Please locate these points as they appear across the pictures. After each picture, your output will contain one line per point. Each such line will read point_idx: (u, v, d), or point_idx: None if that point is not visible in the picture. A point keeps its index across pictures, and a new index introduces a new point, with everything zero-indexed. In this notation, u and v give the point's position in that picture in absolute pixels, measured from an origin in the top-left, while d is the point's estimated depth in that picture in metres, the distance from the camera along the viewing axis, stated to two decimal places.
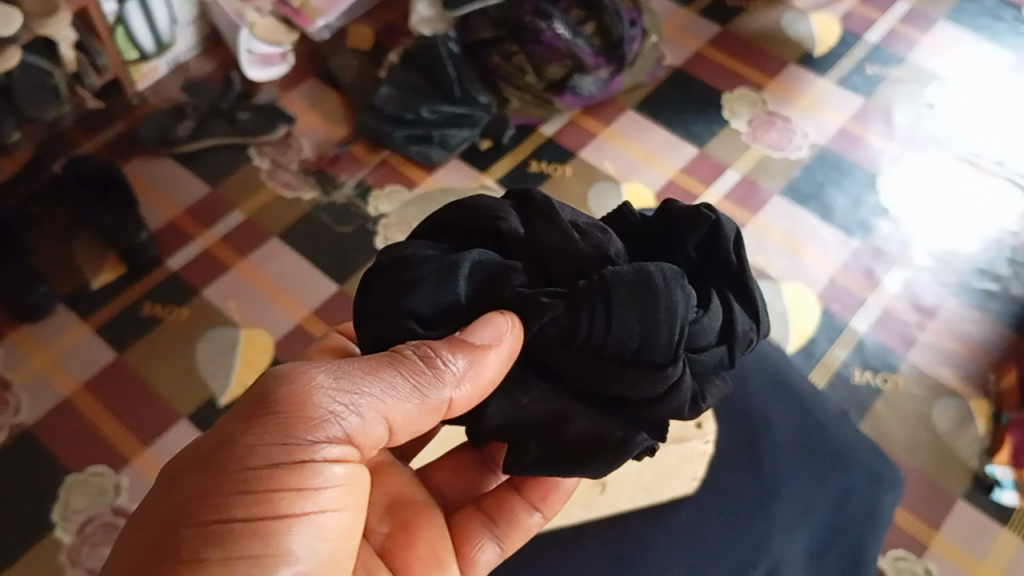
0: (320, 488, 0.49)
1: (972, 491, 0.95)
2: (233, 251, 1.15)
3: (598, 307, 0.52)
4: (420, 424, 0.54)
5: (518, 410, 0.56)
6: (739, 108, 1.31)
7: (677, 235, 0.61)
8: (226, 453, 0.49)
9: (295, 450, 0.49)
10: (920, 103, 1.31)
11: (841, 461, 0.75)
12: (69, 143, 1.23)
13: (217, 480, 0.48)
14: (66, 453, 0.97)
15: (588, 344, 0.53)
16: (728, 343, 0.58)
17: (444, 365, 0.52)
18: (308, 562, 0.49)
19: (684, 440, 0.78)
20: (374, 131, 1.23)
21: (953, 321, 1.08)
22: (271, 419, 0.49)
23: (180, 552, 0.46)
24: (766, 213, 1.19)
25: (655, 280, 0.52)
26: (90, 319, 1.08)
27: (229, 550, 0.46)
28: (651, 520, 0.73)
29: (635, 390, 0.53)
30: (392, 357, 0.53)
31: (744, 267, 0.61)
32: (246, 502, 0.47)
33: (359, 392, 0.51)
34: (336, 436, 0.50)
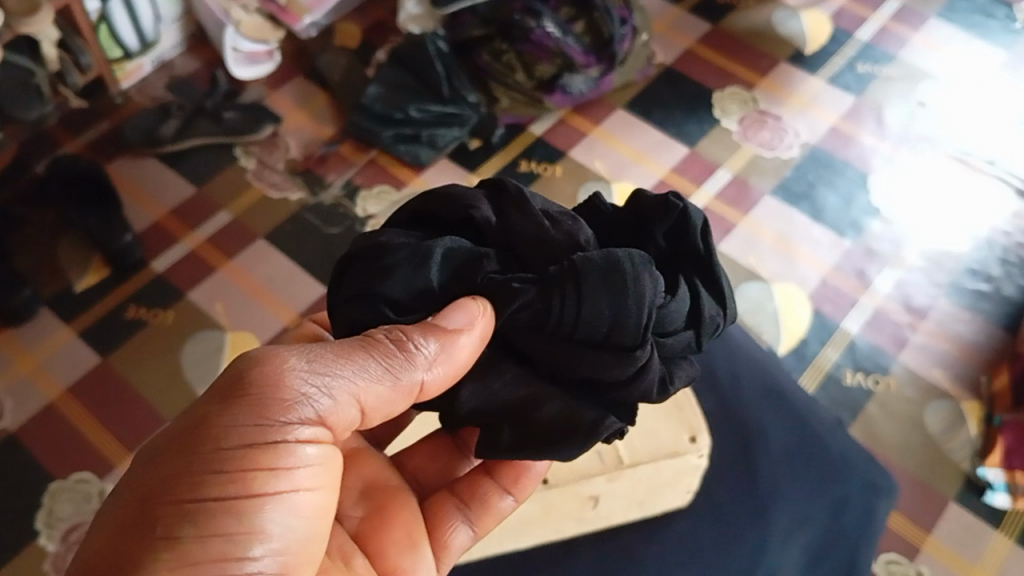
0: (294, 468, 0.49)
1: (965, 494, 0.95)
2: (220, 253, 1.13)
3: (568, 292, 0.51)
4: (393, 407, 0.53)
5: (491, 394, 0.55)
6: (730, 107, 1.30)
7: (646, 223, 0.60)
8: (202, 432, 0.48)
9: (268, 431, 0.48)
10: (911, 101, 1.30)
11: (836, 471, 0.75)
12: (52, 143, 1.21)
13: (192, 460, 0.47)
14: (50, 459, 0.96)
15: (560, 329, 0.52)
16: (696, 329, 0.58)
17: (416, 348, 0.51)
18: (282, 539, 0.48)
19: (678, 454, 0.74)
20: (363, 131, 1.22)
21: (945, 322, 1.08)
22: (245, 400, 0.48)
23: (158, 529, 0.46)
24: (757, 214, 1.18)
25: (624, 265, 0.51)
26: (74, 323, 1.06)
27: (204, 528, 0.46)
28: (644, 533, 0.73)
29: (604, 372, 0.53)
30: (363, 340, 0.51)
31: (713, 254, 0.60)
32: (221, 480, 0.47)
33: (332, 374, 0.50)
34: (308, 418, 0.49)
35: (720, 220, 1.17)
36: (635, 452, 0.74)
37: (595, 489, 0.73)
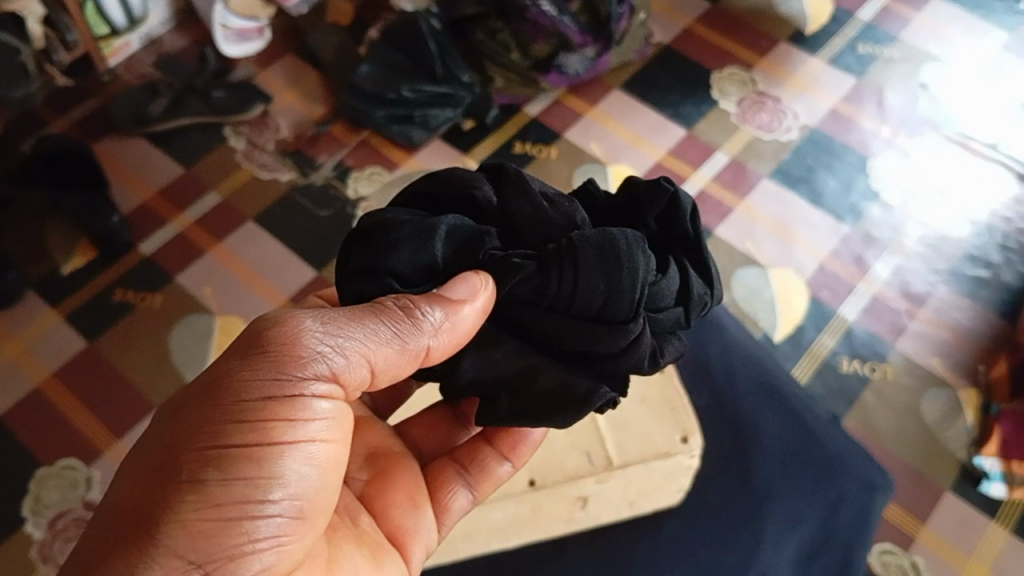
0: (310, 420, 0.48)
1: (961, 484, 0.94)
2: (209, 236, 1.11)
3: (566, 267, 0.50)
4: (399, 370, 0.52)
5: (492, 366, 0.53)
6: (729, 88, 1.28)
7: (636, 207, 0.59)
8: (223, 384, 0.47)
9: (285, 385, 0.47)
10: (914, 83, 1.28)
11: (831, 471, 0.73)
12: (39, 122, 1.19)
13: (214, 409, 0.47)
14: (37, 444, 0.95)
15: (557, 304, 0.51)
16: (685, 305, 0.56)
17: (423, 315, 0.50)
18: (300, 487, 0.48)
19: (670, 456, 0.70)
20: (355, 111, 1.20)
21: (944, 309, 1.06)
22: (263, 355, 0.48)
23: (182, 474, 0.45)
24: (755, 198, 1.16)
25: (619, 242, 0.51)
26: (60, 306, 1.04)
27: (225, 472, 0.45)
28: (635, 534, 0.71)
29: (598, 346, 0.51)
30: (373, 306, 0.50)
31: (702, 238, 0.59)
32: (242, 429, 0.46)
33: (345, 334, 0.49)
34: (323, 375, 0.48)
35: (717, 204, 1.15)
36: (625, 451, 0.71)
37: (584, 490, 0.70)
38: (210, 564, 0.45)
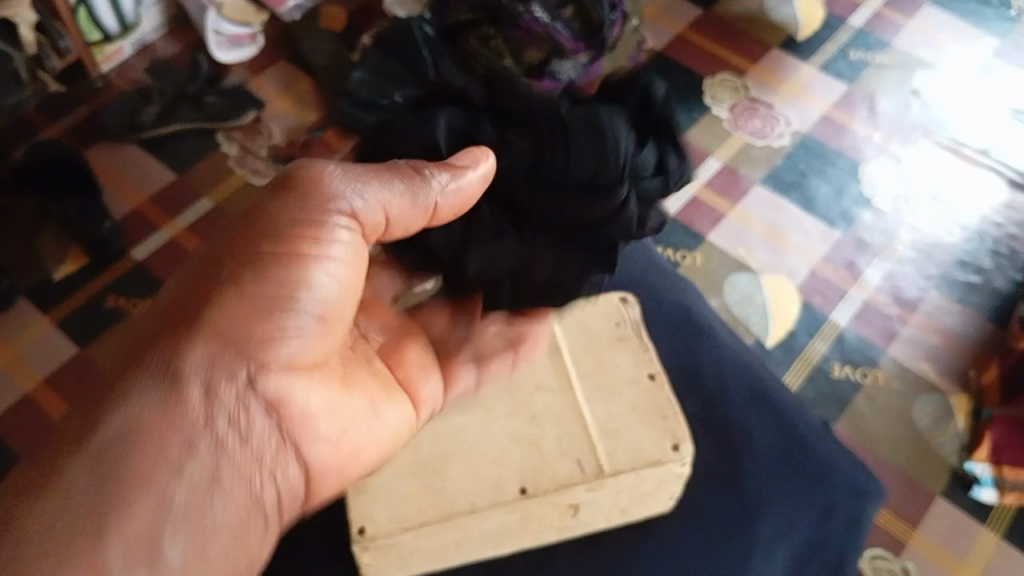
0: (332, 245, 0.57)
1: (952, 489, 0.94)
2: (201, 242, 1.11)
3: (558, 147, 0.57)
4: (411, 222, 0.57)
5: (495, 263, 0.60)
6: (721, 94, 1.28)
7: (615, 99, 0.67)
8: (265, 214, 0.57)
9: (315, 212, 0.56)
10: (905, 89, 1.29)
11: (823, 475, 0.70)
12: (31, 129, 1.19)
13: (254, 231, 0.56)
14: (28, 451, 0.94)
15: (552, 176, 0.58)
16: (663, 176, 0.65)
17: (431, 176, 0.55)
18: (324, 296, 0.57)
19: (660, 464, 0.63)
20: (348, 118, 1.20)
21: (935, 314, 1.07)
22: (293, 192, 0.57)
23: (224, 278, 0.55)
24: (747, 204, 1.16)
25: (602, 122, 0.58)
26: (52, 313, 1.04)
27: (258, 273, 0.55)
28: (625, 546, 0.67)
29: (591, 213, 0.58)
30: (388, 167, 0.57)
31: (675, 120, 0.66)
32: (275, 244, 0.56)
33: (362, 185, 0.56)
34: (345, 212, 0.56)
35: (709, 209, 1.16)
36: (615, 457, 0.63)
37: (575, 499, 0.63)
38: (244, 351, 0.54)
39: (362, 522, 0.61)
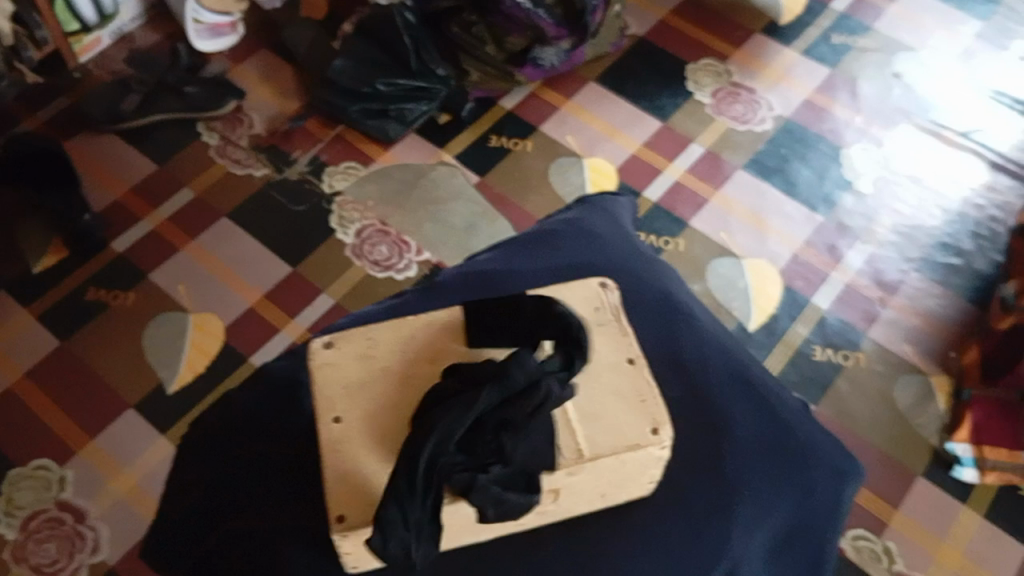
0: None
1: (933, 470, 0.95)
2: (182, 232, 1.10)
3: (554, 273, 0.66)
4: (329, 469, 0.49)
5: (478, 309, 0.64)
6: (703, 79, 1.28)
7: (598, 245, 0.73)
8: None
9: None
10: (887, 73, 1.29)
11: (804, 461, 0.61)
12: (9, 120, 1.18)
13: None
14: (10, 445, 0.94)
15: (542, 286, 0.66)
16: None
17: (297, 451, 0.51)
18: None
19: (637, 448, 0.49)
20: (329, 106, 1.20)
21: (917, 297, 1.07)
22: None
23: None
24: (729, 189, 1.17)
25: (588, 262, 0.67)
26: (32, 306, 1.04)
27: None
28: (600, 533, 0.55)
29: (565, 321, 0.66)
30: None
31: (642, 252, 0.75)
32: None
33: None
34: None
35: (692, 194, 1.16)
36: (594, 437, 0.50)
37: (554, 484, 0.50)
38: None
39: (339, 508, 0.47)
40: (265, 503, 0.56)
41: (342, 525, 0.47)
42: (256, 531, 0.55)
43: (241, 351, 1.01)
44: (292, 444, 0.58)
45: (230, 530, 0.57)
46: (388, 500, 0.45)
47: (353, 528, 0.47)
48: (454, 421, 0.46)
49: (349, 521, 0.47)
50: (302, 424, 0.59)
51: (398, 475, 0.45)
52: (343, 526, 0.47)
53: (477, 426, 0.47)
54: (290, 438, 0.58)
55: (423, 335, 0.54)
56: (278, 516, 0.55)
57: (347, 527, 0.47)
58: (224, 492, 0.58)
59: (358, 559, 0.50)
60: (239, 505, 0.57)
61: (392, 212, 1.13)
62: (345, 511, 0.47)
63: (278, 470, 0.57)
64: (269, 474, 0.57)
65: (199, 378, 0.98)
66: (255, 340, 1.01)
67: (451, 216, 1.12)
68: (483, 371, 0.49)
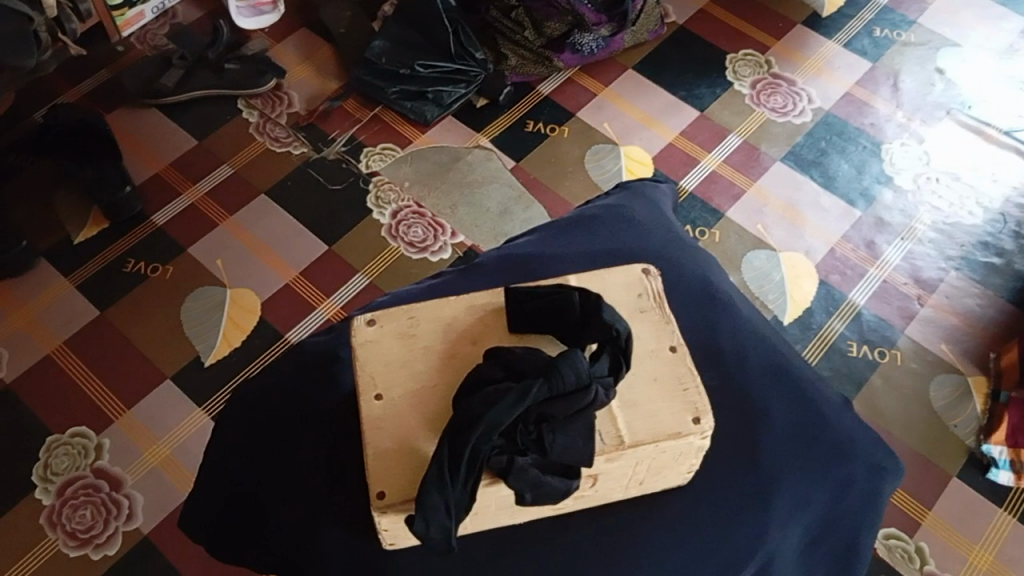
0: None
1: (967, 470, 0.94)
2: (220, 208, 1.11)
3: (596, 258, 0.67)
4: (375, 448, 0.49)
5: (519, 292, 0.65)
6: (743, 70, 1.27)
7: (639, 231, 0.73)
8: None
9: None
10: (929, 68, 1.27)
11: (843, 454, 0.61)
12: (52, 92, 1.19)
13: None
14: (48, 411, 0.95)
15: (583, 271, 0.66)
16: None
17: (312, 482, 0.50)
18: None
19: (680, 437, 0.49)
20: (368, 86, 1.21)
21: (954, 296, 1.06)
22: None
23: None
24: (766, 181, 1.16)
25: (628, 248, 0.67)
26: (71, 276, 1.05)
27: None
28: (637, 520, 0.55)
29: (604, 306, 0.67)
30: None
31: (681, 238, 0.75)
32: None
33: None
34: None
35: (729, 185, 1.15)
36: (634, 423, 0.49)
37: (592, 469, 0.50)
38: None
39: (378, 485, 0.48)
40: (304, 476, 0.56)
41: (381, 502, 0.47)
42: (295, 503, 0.56)
43: (277, 327, 1.02)
44: (331, 419, 0.58)
45: (269, 503, 0.57)
46: (428, 481, 0.45)
47: (392, 506, 0.47)
48: (503, 412, 0.45)
49: (388, 499, 0.47)
50: (339, 399, 0.59)
51: (440, 457, 0.45)
52: (382, 503, 0.47)
53: (520, 418, 0.47)
54: (330, 413, 0.58)
55: (464, 316, 0.54)
56: (317, 490, 0.56)
57: (386, 505, 0.47)
58: (262, 463, 0.59)
59: (396, 536, 0.51)
60: (278, 478, 0.57)
61: (427, 193, 1.13)
62: (385, 488, 0.47)
63: (318, 445, 0.57)
64: (309, 448, 0.57)
65: (235, 353, 0.99)
66: (291, 318, 1.02)
67: (486, 200, 1.13)
68: (530, 364, 0.48)
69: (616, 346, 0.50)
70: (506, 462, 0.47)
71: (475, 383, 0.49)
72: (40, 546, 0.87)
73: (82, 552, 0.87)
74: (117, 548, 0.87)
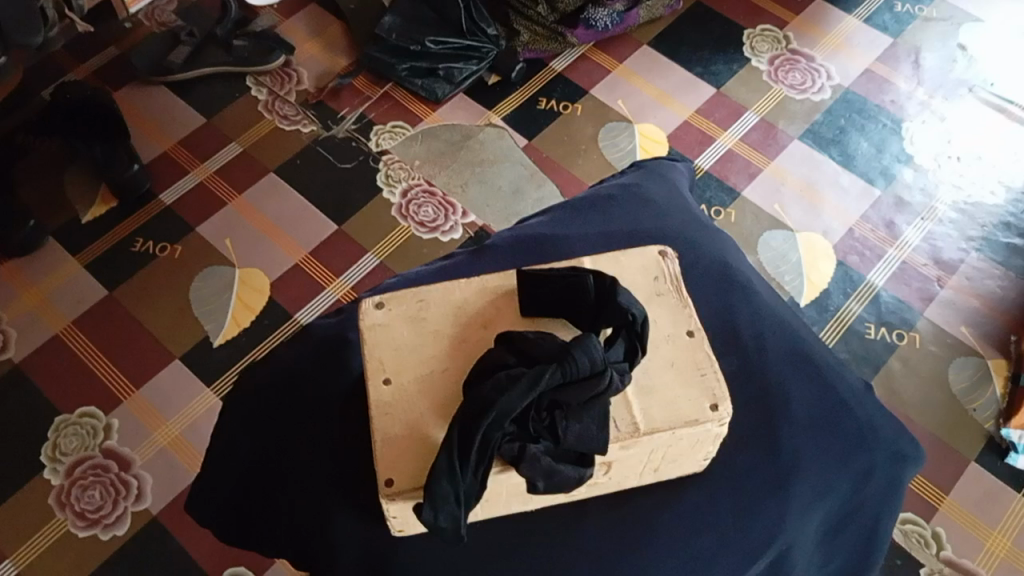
0: None
1: (986, 454, 0.93)
2: (229, 187, 1.10)
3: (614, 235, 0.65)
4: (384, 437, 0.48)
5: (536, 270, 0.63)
6: (761, 46, 1.24)
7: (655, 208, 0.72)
8: None
9: None
10: (952, 44, 1.24)
11: (865, 441, 0.59)
12: (60, 70, 1.18)
13: None
14: (57, 391, 0.95)
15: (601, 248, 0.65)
16: None
17: None
18: None
19: (697, 424, 0.48)
20: (378, 63, 1.19)
21: (975, 277, 1.04)
22: None
23: None
24: (784, 160, 1.14)
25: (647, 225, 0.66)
26: (80, 255, 1.04)
27: None
28: (653, 507, 0.54)
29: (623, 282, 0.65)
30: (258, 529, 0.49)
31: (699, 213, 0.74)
32: None
33: None
34: None
35: (745, 164, 1.13)
36: (649, 409, 0.48)
37: (606, 457, 0.48)
38: None
39: (387, 472, 0.47)
40: (311, 460, 0.55)
41: (390, 489, 0.46)
42: (304, 488, 0.55)
43: (286, 307, 1.00)
44: (339, 403, 0.57)
45: (277, 489, 0.56)
46: (438, 470, 0.44)
47: (401, 493, 0.46)
48: (515, 398, 0.44)
49: (397, 486, 0.46)
50: (348, 382, 0.58)
51: (450, 444, 0.44)
52: (390, 491, 0.46)
53: (532, 404, 0.46)
54: (339, 396, 0.57)
55: (476, 298, 0.53)
56: (326, 475, 0.55)
57: (394, 492, 0.46)
58: (269, 447, 0.58)
59: (405, 523, 0.50)
60: (285, 463, 0.56)
61: (437, 172, 1.12)
62: (393, 476, 0.46)
63: (327, 429, 0.56)
64: (316, 432, 0.56)
65: (244, 332, 0.98)
66: (301, 297, 1.01)
67: (498, 178, 1.11)
68: (544, 349, 0.47)
69: (632, 330, 0.49)
70: (518, 450, 0.45)
71: (487, 367, 0.47)
72: (50, 525, 0.87)
73: (92, 531, 0.87)
74: (127, 529, 0.87)
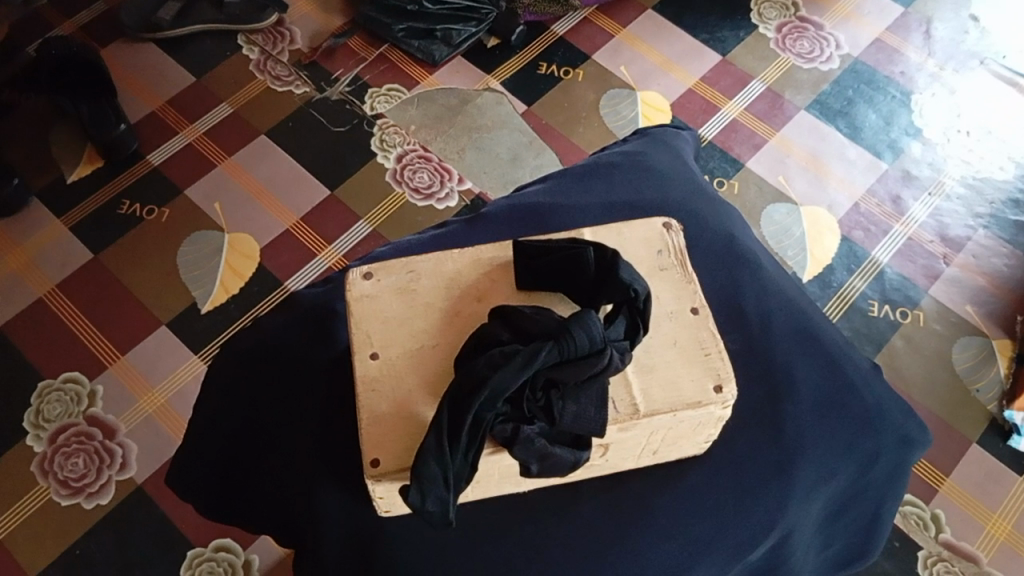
0: None
1: (989, 436, 0.91)
2: (219, 148, 1.07)
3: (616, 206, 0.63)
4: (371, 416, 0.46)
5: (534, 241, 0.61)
6: (769, 12, 1.21)
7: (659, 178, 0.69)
8: None
9: None
10: (964, 14, 1.21)
11: (872, 424, 0.57)
12: (46, 25, 1.15)
13: None
14: (40, 356, 0.93)
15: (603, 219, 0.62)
16: None
17: None
18: None
19: (699, 407, 0.46)
20: (373, 23, 1.15)
21: (982, 255, 1.02)
22: None
23: None
24: (789, 131, 1.11)
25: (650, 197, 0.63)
26: (65, 217, 1.01)
27: None
28: (650, 489, 0.52)
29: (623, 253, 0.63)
30: None
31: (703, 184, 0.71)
32: None
33: None
34: None
35: (750, 134, 1.10)
36: (649, 390, 0.46)
37: (603, 439, 0.46)
38: None
39: (373, 452, 0.44)
40: (296, 436, 0.53)
41: (375, 470, 0.44)
42: (287, 464, 0.53)
43: (276, 274, 0.98)
44: (326, 377, 0.55)
45: (261, 466, 0.54)
46: (426, 452, 0.42)
47: (387, 475, 0.44)
48: (509, 377, 0.42)
49: (383, 467, 0.44)
50: (335, 356, 0.56)
51: (440, 426, 0.42)
52: (376, 472, 0.44)
53: (527, 383, 0.43)
54: (325, 370, 0.55)
55: (469, 271, 0.50)
56: (310, 452, 0.53)
57: (380, 474, 0.44)
58: (252, 421, 0.55)
59: (392, 504, 0.48)
60: (269, 438, 0.54)
61: (434, 137, 1.09)
62: (379, 456, 0.44)
63: (313, 404, 0.54)
64: (302, 407, 0.54)
65: (233, 299, 0.96)
66: (291, 264, 0.99)
67: (495, 145, 1.08)
68: (540, 324, 0.44)
69: (634, 307, 0.46)
70: (511, 432, 0.43)
71: (480, 344, 0.45)
72: (32, 494, 0.85)
73: (75, 500, 0.85)
74: (111, 498, 0.85)
